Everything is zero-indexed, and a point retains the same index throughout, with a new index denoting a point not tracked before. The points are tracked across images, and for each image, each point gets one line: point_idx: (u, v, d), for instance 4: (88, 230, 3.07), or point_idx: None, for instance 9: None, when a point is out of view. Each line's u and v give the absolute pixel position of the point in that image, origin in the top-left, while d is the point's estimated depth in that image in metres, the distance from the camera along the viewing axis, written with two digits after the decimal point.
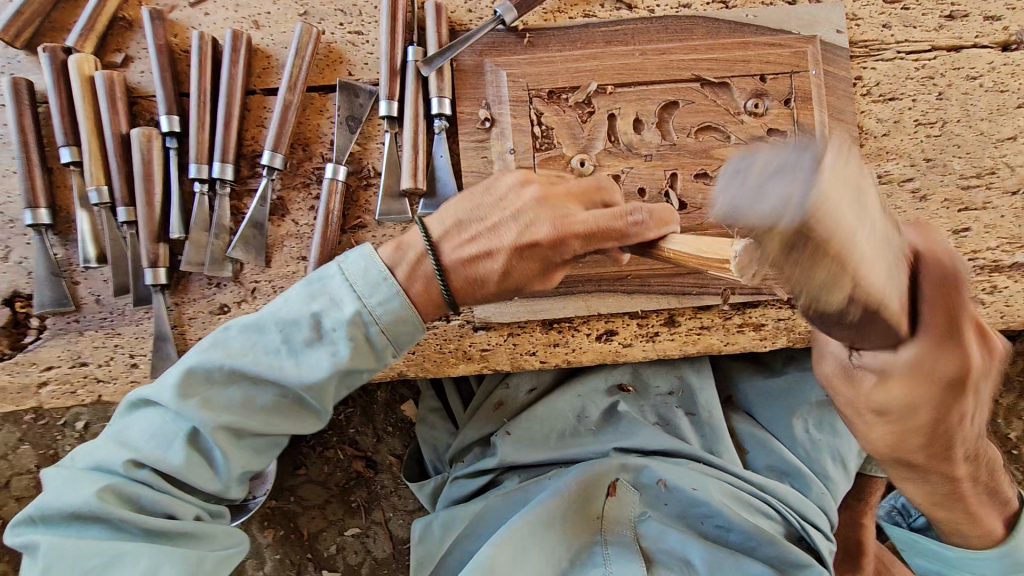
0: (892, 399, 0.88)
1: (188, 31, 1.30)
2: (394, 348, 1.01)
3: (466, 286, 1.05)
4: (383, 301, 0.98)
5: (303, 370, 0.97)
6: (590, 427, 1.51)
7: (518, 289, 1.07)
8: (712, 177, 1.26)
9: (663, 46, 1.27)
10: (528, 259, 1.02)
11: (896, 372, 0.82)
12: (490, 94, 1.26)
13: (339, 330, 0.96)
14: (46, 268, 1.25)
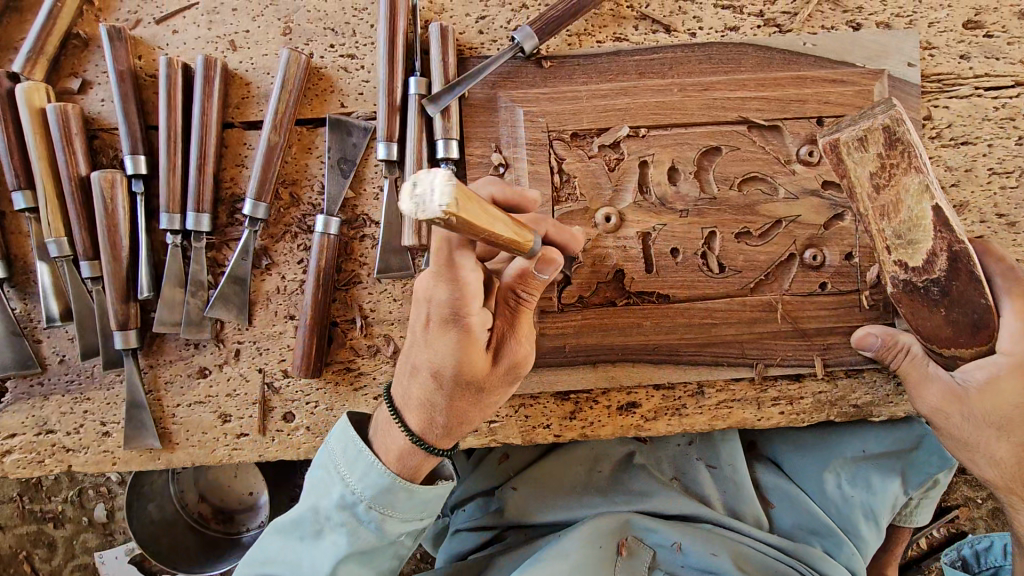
0: (1012, 398, 0.94)
1: (155, 51, 1.12)
2: (409, 516, 0.93)
3: (421, 414, 0.87)
4: (370, 477, 0.90)
5: (318, 569, 0.91)
6: (599, 479, 1.29)
7: (465, 379, 0.82)
8: (755, 236, 1.11)
9: (706, 79, 1.09)
10: (438, 341, 0.80)
11: (1005, 366, 0.93)
12: (504, 135, 1.10)
13: (335, 518, 0.91)
14: (4, 326, 1.11)
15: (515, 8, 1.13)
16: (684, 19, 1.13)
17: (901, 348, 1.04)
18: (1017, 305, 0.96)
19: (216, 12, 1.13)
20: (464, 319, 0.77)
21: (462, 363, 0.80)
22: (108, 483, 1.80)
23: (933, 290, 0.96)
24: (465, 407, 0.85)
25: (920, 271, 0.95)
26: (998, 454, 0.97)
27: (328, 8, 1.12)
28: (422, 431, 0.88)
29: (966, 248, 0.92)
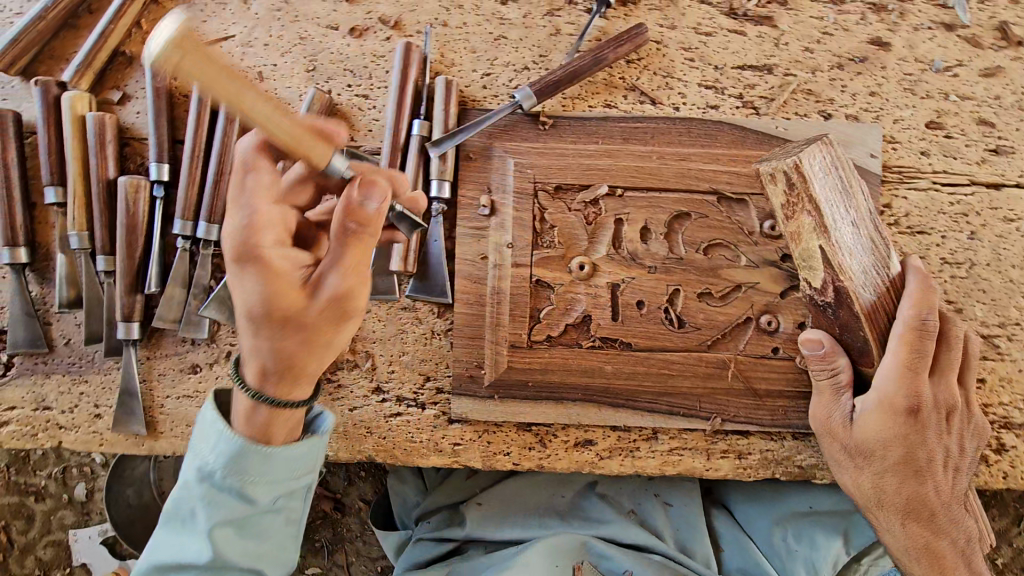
0: (876, 433, 1.05)
1: (191, 75, 1.25)
2: (282, 477, 0.96)
3: (259, 371, 0.91)
4: (222, 449, 0.92)
5: (202, 539, 0.93)
6: (561, 506, 1.34)
7: (274, 318, 0.87)
8: (716, 297, 1.19)
9: (683, 151, 1.21)
10: (243, 287, 0.87)
11: (872, 402, 1.05)
12: (494, 181, 1.21)
13: (210, 492, 0.92)
14: (21, 307, 1.21)
15: (517, 68, 1.26)
16: (669, 94, 1.26)
17: (829, 368, 1.09)
18: (891, 397, 1.04)
19: (249, 46, 1.26)
20: (257, 249, 0.86)
21: (268, 290, 0.87)
22: (92, 464, 1.87)
23: (827, 309, 1.07)
24: (289, 349, 0.89)
25: (820, 291, 1.05)
26: (869, 445, 1.07)
27: (350, 52, 1.26)
28: (265, 385, 0.92)
29: (848, 285, 1.00)
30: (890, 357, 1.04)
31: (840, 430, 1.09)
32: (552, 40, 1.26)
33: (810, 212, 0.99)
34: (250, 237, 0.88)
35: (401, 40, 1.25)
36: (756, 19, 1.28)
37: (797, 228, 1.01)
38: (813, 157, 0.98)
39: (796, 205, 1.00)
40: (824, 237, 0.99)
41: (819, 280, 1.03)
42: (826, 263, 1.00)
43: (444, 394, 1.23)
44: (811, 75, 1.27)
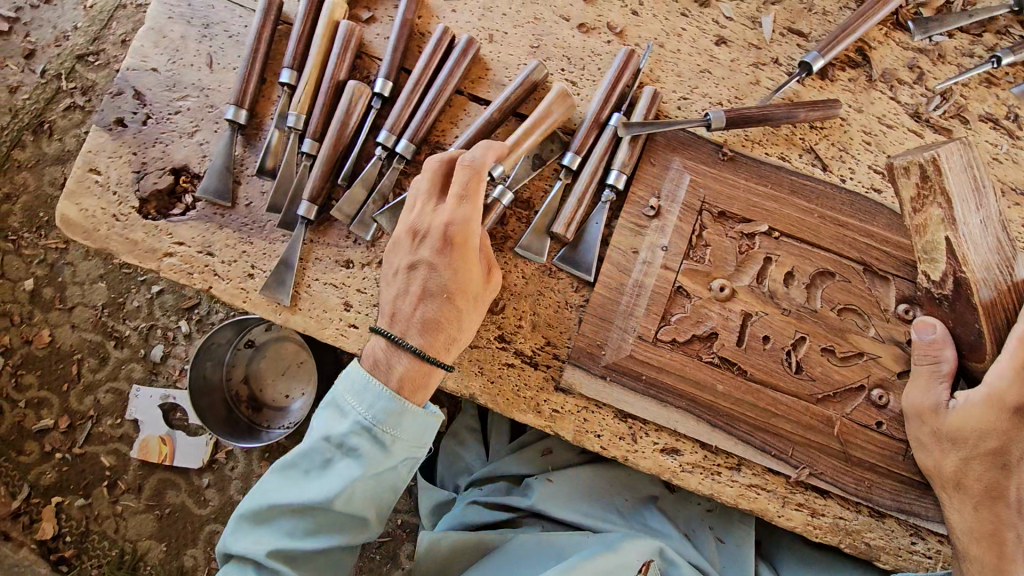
0: (975, 422, 1.10)
1: (433, 18, 1.41)
2: (412, 441, 1.14)
3: (423, 334, 1.15)
4: (371, 405, 1.11)
5: (339, 483, 1.09)
6: (622, 506, 1.38)
7: (431, 287, 1.16)
8: (836, 357, 1.26)
9: (842, 218, 1.30)
10: (433, 271, 1.16)
11: (980, 395, 1.11)
12: (667, 188, 1.32)
13: (353, 439, 1.11)
14: (223, 161, 1.34)
15: (712, 101, 1.39)
16: (841, 166, 1.36)
17: (929, 357, 1.19)
18: (997, 391, 1.09)
19: (490, 10, 1.41)
20: (450, 236, 1.15)
21: (464, 275, 1.16)
22: (176, 331, 1.97)
23: (943, 303, 1.21)
24: (453, 320, 1.16)
25: (938, 284, 1.19)
26: (965, 433, 1.12)
27: (573, 42, 1.40)
28: (431, 350, 1.15)
29: (969, 276, 1.14)
30: (1008, 357, 1.10)
31: (931, 412, 1.16)
32: (749, 87, 1.39)
33: (941, 206, 1.13)
34: (462, 233, 1.15)
35: (621, 46, 1.40)
36: (937, 127, 1.38)
37: (925, 220, 1.15)
38: (952, 155, 1.11)
39: (926, 198, 1.13)
40: (951, 231, 1.13)
41: (939, 272, 1.18)
42: (948, 254, 1.14)
43: (558, 361, 1.30)
44: None
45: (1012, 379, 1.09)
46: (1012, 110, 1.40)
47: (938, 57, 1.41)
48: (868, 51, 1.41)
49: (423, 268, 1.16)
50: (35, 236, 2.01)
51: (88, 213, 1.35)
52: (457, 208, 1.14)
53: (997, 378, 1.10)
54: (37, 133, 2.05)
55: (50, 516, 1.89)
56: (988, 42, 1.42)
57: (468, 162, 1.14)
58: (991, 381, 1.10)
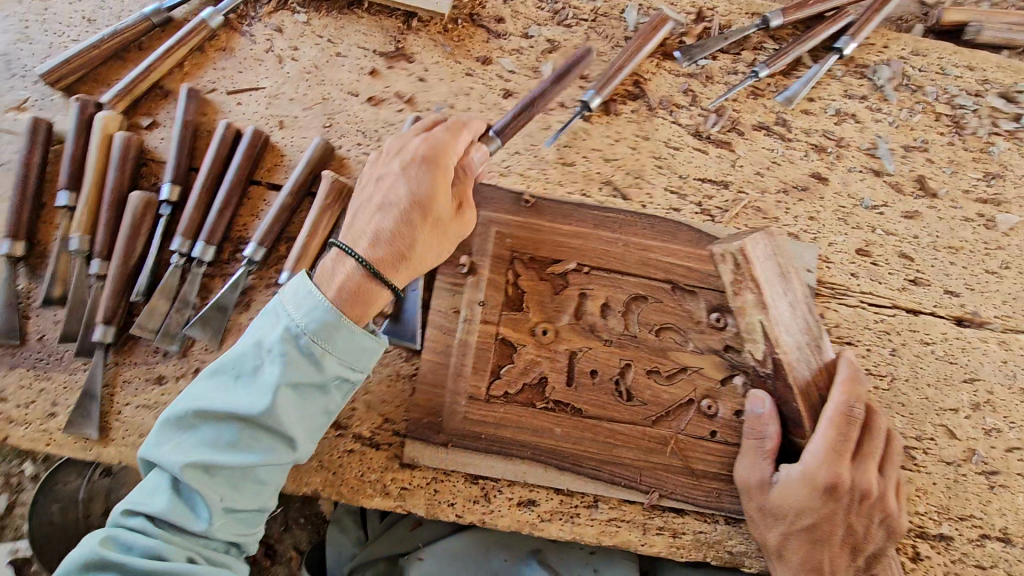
0: (793, 499, 1.17)
1: (218, 113, 1.39)
2: (347, 360, 1.11)
3: (373, 249, 1.16)
4: (306, 315, 1.09)
5: (249, 398, 1.05)
6: (501, 566, 1.36)
7: (377, 239, 1.17)
8: (663, 376, 1.30)
9: (645, 242, 1.36)
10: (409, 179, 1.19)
11: (796, 473, 1.17)
12: (476, 244, 1.33)
13: (285, 361, 1.06)
14: (5, 298, 1.25)
15: (510, 151, 1.43)
16: (639, 193, 1.44)
17: (760, 429, 1.23)
18: (809, 471, 1.17)
19: (276, 97, 1.41)
20: (439, 162, 1.19)
21: (427, 187, 1.18)
22: (19, 476, 1.79)
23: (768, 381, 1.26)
24: (364, 286, 1.14)
25: (764, 363, 1.26)
26: (783, 509, 1.18)
27: (365, 116, 1.42)
28: (372, 256, 1.16)
29: (785, 359, 1.22)
30: (821, 436, 1.18)
31: (758, 488, 1.20)
32: (542, 133, 1.45)
33: (752, 291, 1.24)
34: (449, 137, 1.21)
35: (412, 113, 1.42)
36: (718, 142, 1.49)
37: (743, 303, 1.26)
38: (757, 243, 1.23)
39: (741, 283, 1.26)
40: (766, 315, 1.23)
41: (761, 353, 1.25)
42: (764, 335, 1.24)
43: (399, 436, 1.28)
44: (760, 195, 1.47)
45: (820, 458, 1.17)
46: (780, 116, 1.52)
47: (707, 79, 1.52)
48: (644, 83, 1.51)
49: (393, 176, 1.22)
50: None
51: None
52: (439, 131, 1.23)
53: (809, 457, 1.18)
54: None
55: None
56: (749, 58, 1.55)
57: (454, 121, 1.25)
58: (805, 460, 1.17)
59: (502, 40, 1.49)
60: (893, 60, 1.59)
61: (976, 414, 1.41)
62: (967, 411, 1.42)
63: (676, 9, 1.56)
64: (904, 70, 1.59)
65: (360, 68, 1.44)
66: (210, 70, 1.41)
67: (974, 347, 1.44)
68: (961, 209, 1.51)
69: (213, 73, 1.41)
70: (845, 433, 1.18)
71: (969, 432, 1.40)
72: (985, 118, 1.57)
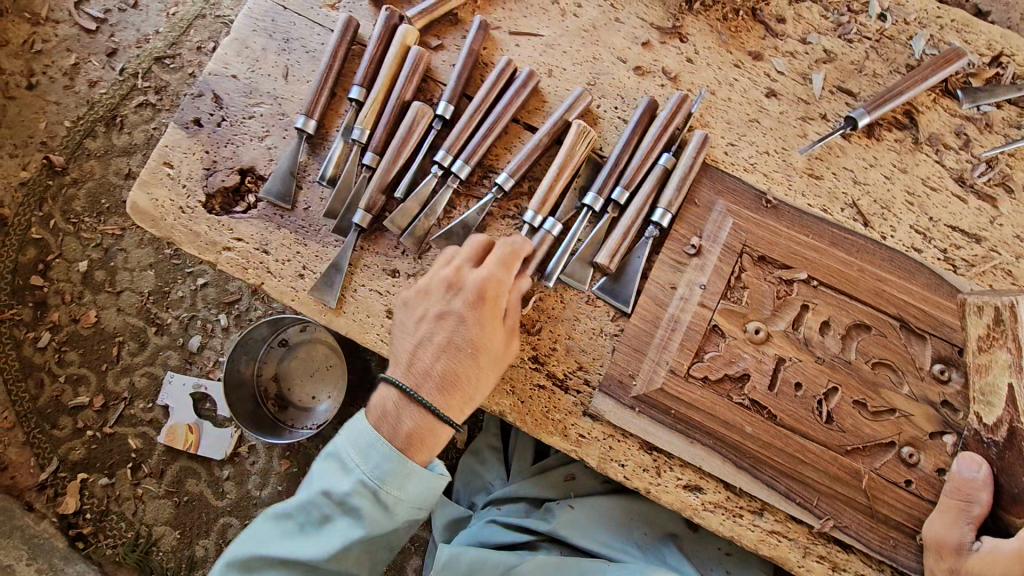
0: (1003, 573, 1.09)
1: (497, 50, 1.50)
2: (418, 500, 1.16)
3: (440, 397, 1.17)
4: (377, 465, 1.12)
5: (326, 542, 1.11)
6: (641, 541, 1.37)
7: (449, 381, 1.18)
8: (868, 410, 1.26)
9: (882, 273, 1.32)
10: (470, 323, 1.20)
11: (1012, 546, 1.10)
12: (708, 230, 1.35)
13: (357, 498, 1.11)
14: (288, 166, 1.42)
15: (760, 149, 1.43)
16: (882, 222, 1.39)
17: (969, 491, 1.18)
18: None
19: (551, 47, 1.49)
20: (489, 297, 1.21)
21: (485, 331, 1.21)
22: (215, 323, 2.03)
23: (993, 446, 1.19)
24: (438, 431, 1.17)
25: (991, 428, 1.20)
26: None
27: (628, 84, 1.47)
28: (443, 405, 1.17)
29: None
30: None
31: (953, 550, 1.16)
32: (796, 139, 1.44)
33: (1009, 350, 1.19)
34: (507, 266, 1.24)
35: (674, 90, 1.46)
36: (980, 194, 1.41)
37: (989, 360, 1.22)
38: None
39: (996, 339, 1.21)
40: (1017, 378, 1.18)
41: (994, 418, 1.20)
42: (1008, 399, 1.18)
43: (588, 386, 1.33)
44: (1014, 259, 1.37)
45: None
46: None
47: (985, 126, 1.44)
48: (915, 115, 1.45)
49: (452, 319, 1.21)
50: (95, 221, 2.11)
51: (158, 202, 1.43)
52: (494, 270, 1.23)
53: None
54: (110, 124, 2.18)
55: (74, 491, 1.94)
56: None
57: (510, 244, 1.26)
58: (1023, 536, 1.10)
59: (777, 40, 1.49)
60: None
61: None
62: None
63: (969, 48, 1.48)
64: None
65: (635, 38, 1.50)
66: (500, 10, 1.52)
67: None
68: None
69: (502, 14, 1.52)
70: None
71: None
72: None
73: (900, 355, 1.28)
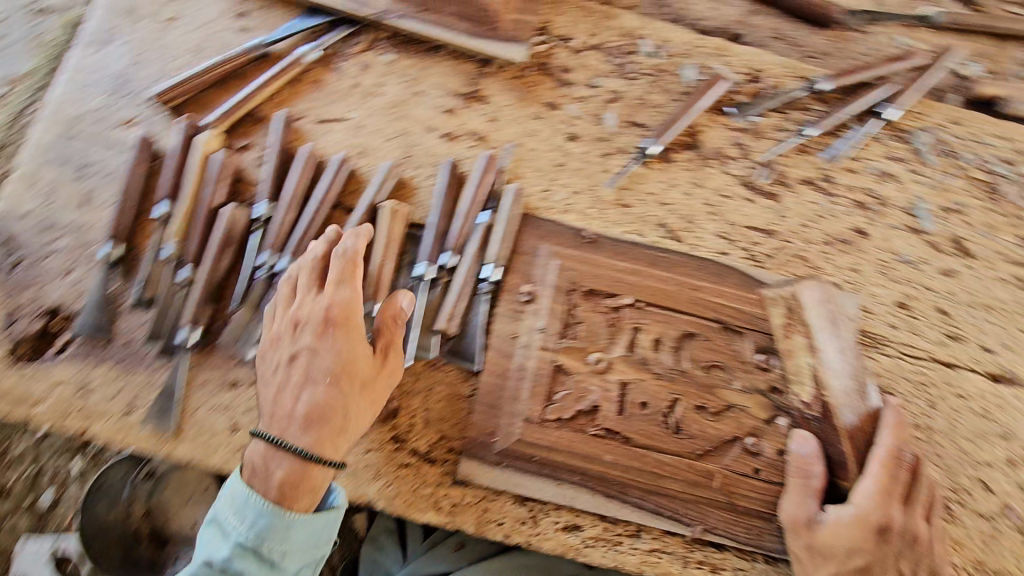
0: (844, 538, 1.23)
1: (306, 140, 1.49)
2: (307, 546, 1.16)
3: (314, 441, 1.15)
4: (252, 524, 1.11)
5: None
6: None
7: (320, 421, 1.16)
8: (710, 413, 1.36)
9: (697, 283, 1.45)
10: (327, 346, 1.19)
11: (851, 513, 1.24)
12: (537, 275, 1.41)
13: (236, 562, 1.11)
14: (98, 298, 1.34)
15: (572, 190, 1.52)
16: (690, 235, 1.52)
17: (807, 467, 1.29)
18: (859, 512, 1.24)
19: (359, 128, 1.50)
20: (349, 317, 1.21)
21: (349, 356, 1.19)
22: (67, 473, 1.85)
23: (813, 421, 1.35)
24: (317, 474, 1.15)
25: (807, 403, 1.35)
26: (835, 546, 1.23)
27: (440, 151, 1.51)
28: (314, 442, 1.15)
29: (830, 400, 1.33)
30: (873, 478, 1.26)
31: (807, 526, 1.26)
32: (601, 175, 1.54)
33: (802, 334, 1.37)
34: (352, 270, 1.24)
35: (484, 149, 1.52)
36: (765, 194, 1.58)
37: (790, 345, 1.37)
38: (811, 291, 1.40)
39: (792, 326, 1.38)
40: (812, 357, 1.36)
41: (807, 394, 1.35)
42: (811, 376, 1.35)
43: (453, 453, 1.33)
44: (805, 245, 1.55)
45: (869, 497, 1.25)
46: (826, 172, 1.62)
47: (757, 134, 1.63)
48: (698, 134, 1.61)
49: (310, 351, 1.19)
50: None
51: None
52: (335, 290, 1.22)
53: (860, 496, 1.25)
54: None
55: None
56: (797, 117, 1.66)
57: (342, 250, 1.25)
58: (857, 502, 1.25)
59: (568, 88, 1.60)
60: (932, 127, 1.70)
61: (1012, 470, 1.46)
62: (1003, 466, 1.46)
63: (729, 70, 1.68)
64: (942, 137, 1.70)
65: (438, 107, 1.54)
66: (301, 100, 1.52)
67: (1010, 405, 1.50)
68: (998, 270, 1.59)
69: (303, 103, 1.52)
70: (894, 476, 1.27)
71: (1005, 488, 1.44)
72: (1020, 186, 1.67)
73: (727, 354, 1.39)
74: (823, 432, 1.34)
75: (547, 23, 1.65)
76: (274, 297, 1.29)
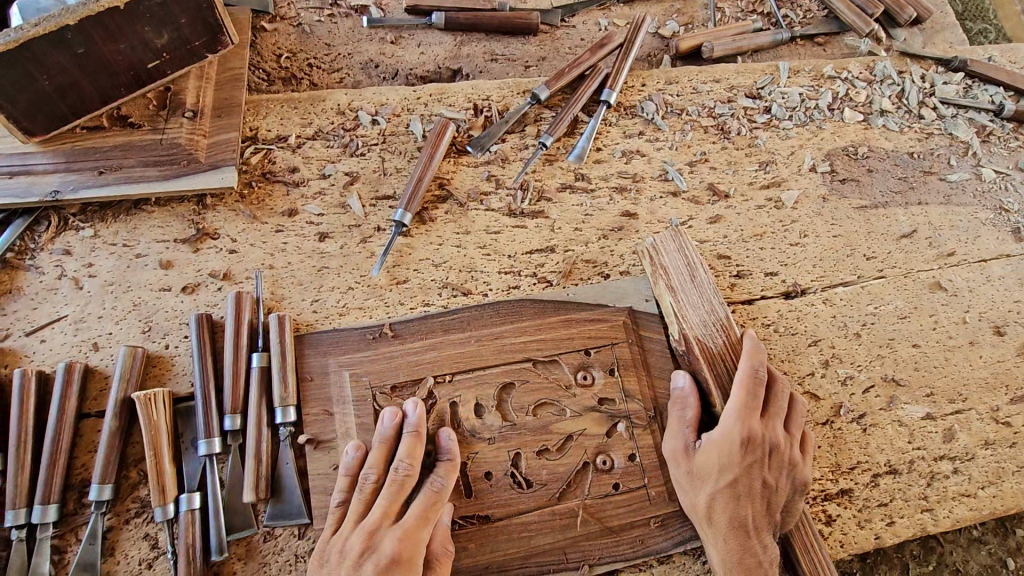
0: (712, 458, 1.27)
1: (21, 359, 1.30)
2: None
3: None
4: None
5: None
6: None
7: None
8: (553, 451, 1.35)
9: (495, 330, 1.41)
10: None
11: (717, 436, 1.29)
12: (334, 393, 1.32)
13: None
14: None
15: (342, 288, 1.45)
16: (476, 284, 1.50)
17: (683, 400, 1.35)
18: (727, 431, 1.28)
19: (83, 321, 1.34)
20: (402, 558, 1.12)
21: None
22: None
23: (684, 358, 1.39)
24: None
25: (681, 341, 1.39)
26: (705, 467, 1.27)
27: (183, 308, 1.37)
28: None
29: (695, 334, 1.38)
30: (736, 396, 1.32)
31: (685, 454, 1.30)
32: (367, 262, 1.48)
33: (662, 279, 1.43)
34: (431, 508, 1.18)
35: (232, 288, 1.40)
36: (531, 215, 1.59)
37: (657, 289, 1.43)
38: (665, 242, 1.45)
39: (654, 272, 1.44)
40: (674, 296, 1.41)
41: (675, 331, 1.40)
42: (676, 314, 1.40)
43: None
44: (584, 247, 1.58)
45: (731, 416, 1.30)
46: (578, 172, 1.67)
47: (503, 161, 1.64)
48: (448, 182, 1.60)
49: None
50: None
51: None
52: (413, 530, 1.15)
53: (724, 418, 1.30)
54: None
55: None
56: (533, 131, 1.70)
57: (433, 488, 1.20)
58: (726, 423, 1.30)
59: (301, 187, 1.52)
60: (654, 94, 1.81)
61: (829, 370, 1.59)
62: (821, 370, 1.59)
63: (454, 109, 1.68)
64: (665, 100, 1.81)
65: (165, 261, 1.41)
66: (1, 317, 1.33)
67: (805, 313, 1.63)
68: (753, 200, 1.73)
69: (5, 319, 1.33)
70: (755, 400, 1.32)
71: (829, 389, 1.57)
72: (743, 118, 1.83)
73: (546, 387, 1.39)
74: (692, 365, 1.38)
75: (255, 131, 1.56)
76: (331, 520, 1.20)
